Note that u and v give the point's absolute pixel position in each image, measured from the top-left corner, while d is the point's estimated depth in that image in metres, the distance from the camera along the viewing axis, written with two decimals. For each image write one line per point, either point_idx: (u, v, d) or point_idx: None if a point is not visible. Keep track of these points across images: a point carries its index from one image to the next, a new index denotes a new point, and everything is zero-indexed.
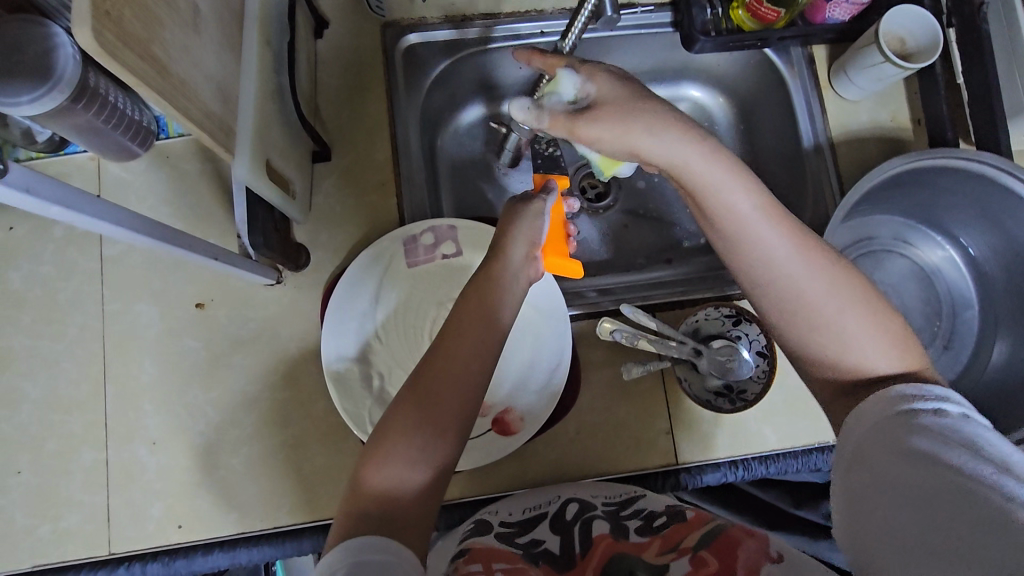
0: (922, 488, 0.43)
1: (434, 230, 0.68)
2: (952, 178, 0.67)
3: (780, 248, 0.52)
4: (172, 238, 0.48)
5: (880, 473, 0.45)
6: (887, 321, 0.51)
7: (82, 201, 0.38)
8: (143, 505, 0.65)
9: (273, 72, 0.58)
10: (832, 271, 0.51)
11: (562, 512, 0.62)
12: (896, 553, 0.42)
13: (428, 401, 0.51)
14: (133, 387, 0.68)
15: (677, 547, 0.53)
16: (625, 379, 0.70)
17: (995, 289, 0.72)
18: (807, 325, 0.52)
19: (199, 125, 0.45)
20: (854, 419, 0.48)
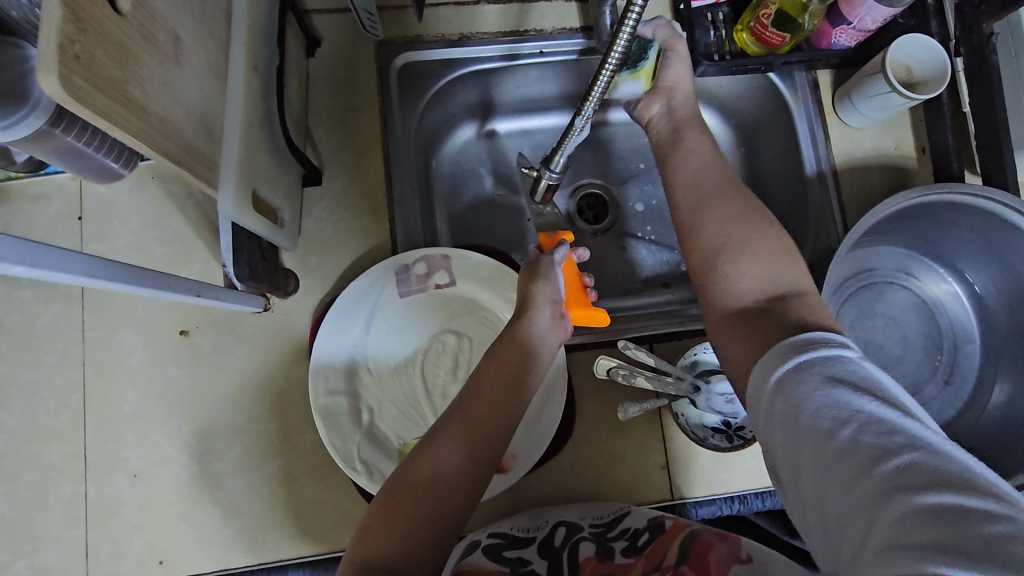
0: (848, 451, 0.39)
1: (427, 260, 0.66)
2: (960, 214, 0.65)
3: (692, 195, 0.60)
4: (148, 280, 0.46)
5: (798, 436, 0.42)
6: (789, 266, 0.54)
7: (49, 256, 0.37)
8: (123, 540, 0.63)
9: (261, 98, 0.55)
10: (736, 206, 0.57)
11: (550, 537, 0.61)
12: (839, 526, 0.38)
13: (455, 434, 0.54)
14: (114, 416, 0.66)
15: (659, 566, 0.53)
16: (621, 419, 0.68)
17: (998, 324, 0.71)
18: (737, 249, 0.55)
19: (180, 163, 0.43)
20: (757, 397, 0.46)
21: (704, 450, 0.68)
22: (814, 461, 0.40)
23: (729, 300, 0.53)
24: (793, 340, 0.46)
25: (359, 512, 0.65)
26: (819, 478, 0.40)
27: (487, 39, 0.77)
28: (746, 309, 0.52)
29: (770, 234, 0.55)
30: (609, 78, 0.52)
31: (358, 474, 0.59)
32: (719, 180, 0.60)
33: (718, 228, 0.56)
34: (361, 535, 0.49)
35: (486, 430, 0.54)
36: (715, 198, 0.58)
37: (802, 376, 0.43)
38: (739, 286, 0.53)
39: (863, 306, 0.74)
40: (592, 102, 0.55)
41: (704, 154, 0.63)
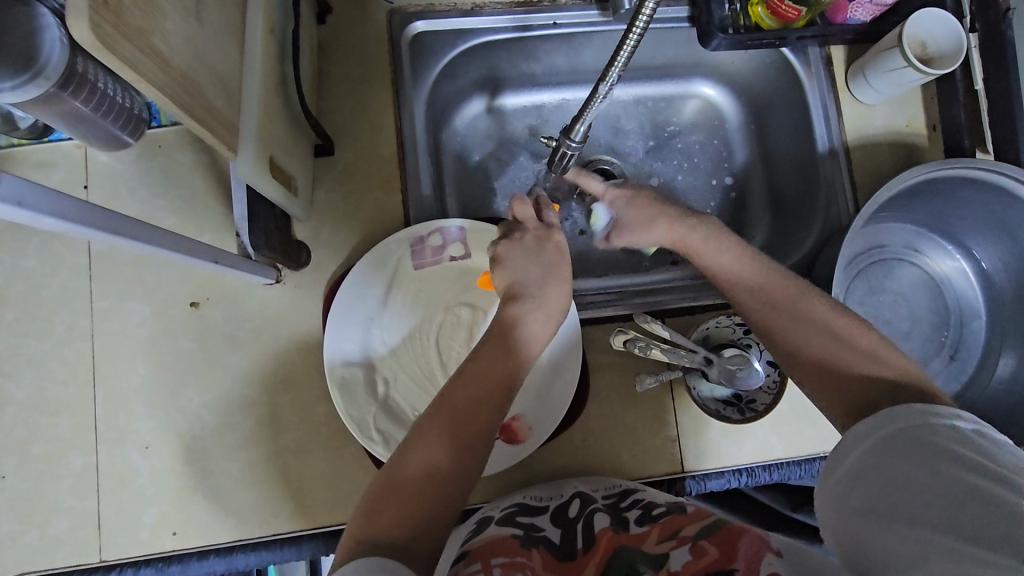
0: (920, 480, 0.43)
1: (443, 232, 0.65)
2: (971, 189, 0.66)
3: (752, 308, 0.58)
4: (165, 242, 0.46)
5: (885, 473, 0.45)
6: (882, 344, 0.54)
7: (74, 210, 0.36)
8: (136, 511, 0.63)
9: (277, 62, 0.54)
10: (794, 306, 0.57)
11: (564, 508, 0.61)
12: (891, 543, 0.42)
13: (455, 425, 0.52)
14: (124, 388, 0.65)
15: (676, 535, 0.52)
16: (639, 390, 0.69)
17: (1004, 301, 0.71)
18: (831, 340, 0.54)
19: (202, 123, 0.42)
20: (865, 427, 0.48)
21: (714, 423, 0.69)
22: (879, 480, 0.45)
23: (863, 372, 0.52)
24: (924, 408, 0.46)
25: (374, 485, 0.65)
26: (885, 528, 0.43)
27: (500, 10, 0.75)
28: (879, 383, 0.51)
29: (863, 323, 0.55)
30: (630, 50, 0.52)
31: (375, 444, 0.60)
32: (786, 280, 0.59)
33: (835, 321, 0.55)
34: (360, 519, 0.48)
35: (479, 422, 0.53)
36: (796, 300, 0.57)
37: (957, 426, 0.45)
38: (847, 380, 0.52)
39: (873, 283, 0.75)
40: (614, 75, 0.54)
41: (736, 247, 0.62)
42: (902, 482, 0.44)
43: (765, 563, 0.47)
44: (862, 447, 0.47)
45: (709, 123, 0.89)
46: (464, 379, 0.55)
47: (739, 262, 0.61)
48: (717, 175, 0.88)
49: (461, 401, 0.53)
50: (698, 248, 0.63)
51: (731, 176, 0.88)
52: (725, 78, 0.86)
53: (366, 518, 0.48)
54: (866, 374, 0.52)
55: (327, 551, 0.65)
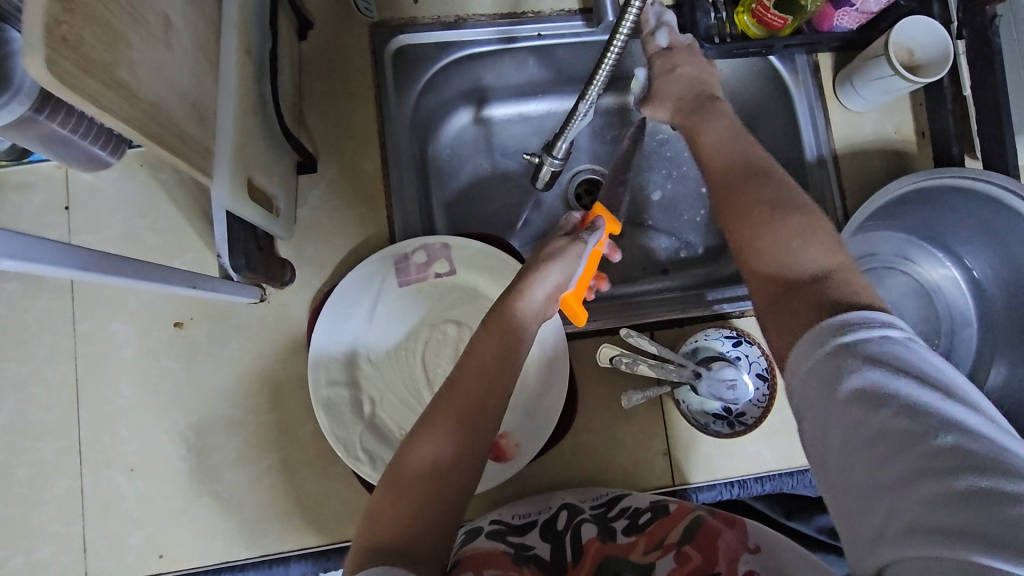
0: (884, 429, 0.38)
1: (427, 248, 0.64)
2: (960, 198, 0.65)
3: (715, 168, 0.58)
4: (141, 273, 0.46)
5: (848, 426, 0.39)
6: (832, 245, 0.49)
7: (40, 249, 0.36)
8: (122, 535, 0.63)
9: (254, 82, 0.53)
10: (745, 203, 0.53)
11: (553, 521, 0.61)
12: (880, 516, 0.36)
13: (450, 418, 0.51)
14: (109, 411, 0.64)
15: (661, 544, 0.55)
16: (625, 407, 0.68)
17: (996, 309, 0.71)
18: (769, 216, 0.52)
19: (174, 150, 0.42)
20: (803, 352, 0.43)
21: (704, 436, 0.69)
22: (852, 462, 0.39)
23: (793, 264, 0.49)
24: (842, 322, 0.42)
25: (362, 504, 0.65)
26: (866, 495, 0.37)
27: (484, 22, 0.75)
28: (800, 280, 0.48)
29: (807, 212, 0.51)
30: (612, 62, 0.51)
31: (362, 464, 0.59)
32: (745, 162, 0.56)
33: (784, 212, 0.51)
34: (366, 526, 0.47)
35: (482, 411, 0.51)
36: (746, 182, 0.54)
37: (890, 346, 0.40)
38: (772, 276, 0.50)
39: None
40: (598, 86, 0.53)
41: (720, 128, 0.61)
42: (866, 437, 0.38)
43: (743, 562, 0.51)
44: (818, 392, 0.41)
45: None
46: (464, 367, 0.53)
47: (721, 145, 0.59)
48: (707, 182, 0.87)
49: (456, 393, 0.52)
50: (706, 146, 0.60)
51: None
52: None
53: (370, 525, 0.47)
54: (794, 276, 0.48)
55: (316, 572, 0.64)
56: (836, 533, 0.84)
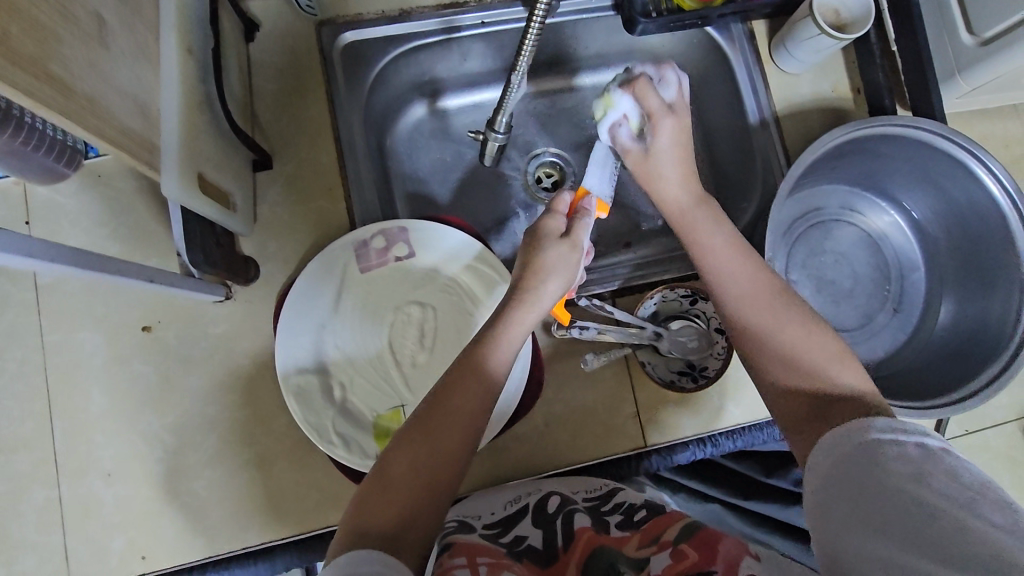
0: (905, 496, 0.44)
1: (385, 233, 0.66)
2: (893, 145, 0.68)
3: (753, 317, 0.58)
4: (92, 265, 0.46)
5: (877, 476, 0.46)
6: (858, 368, 0.55)
7: None
8: (104, 540, 0.63)
9: (199, 80, 0.55)
10: (757, 284, 0.59)
11: (543, 504, 0.62)
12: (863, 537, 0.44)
13: (434, 417, 0.52)
14: (82, 419, 0.65)
15: (656, 540, 0.54)
16: (586, 369, 0.70)
17: (941, 250, 0.74)
18: (799, 332, 0.57)
19: (117, 144, 0.43)
20: (827, 447, 0.49)
21: (672, 395, 0.71)
22: (853, 510, 0.46)
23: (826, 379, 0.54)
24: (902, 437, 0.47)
25: (341, 489, 0.66)
26: (860, 520, 0.45)
27: (427, 14, 0.77)
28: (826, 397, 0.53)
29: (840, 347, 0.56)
30: (534, 39, 0.54)
31: (336, 447, 0.61)
32: (767, 281, 0.59)
33: (819, 353, 0.56)
34: (353, 510, 0.49)
35: (467, 414, 0.52)
36: (777, 308, 0.58)
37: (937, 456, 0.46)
38: (801, 398, 0.54)
39: (813, 245, 0.77)
40: (525, 60, 0.55)
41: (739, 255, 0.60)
42: (891, 494, 0.44)
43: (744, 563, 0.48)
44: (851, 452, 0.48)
45: None
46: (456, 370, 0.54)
47: (726, 255, 0.61)
48: None
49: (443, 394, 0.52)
50: (699, 218, 0.64)
51: None
52: None
53: (357, 510, 0.49)
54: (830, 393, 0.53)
55: (301, 562, 0.65)
56: None
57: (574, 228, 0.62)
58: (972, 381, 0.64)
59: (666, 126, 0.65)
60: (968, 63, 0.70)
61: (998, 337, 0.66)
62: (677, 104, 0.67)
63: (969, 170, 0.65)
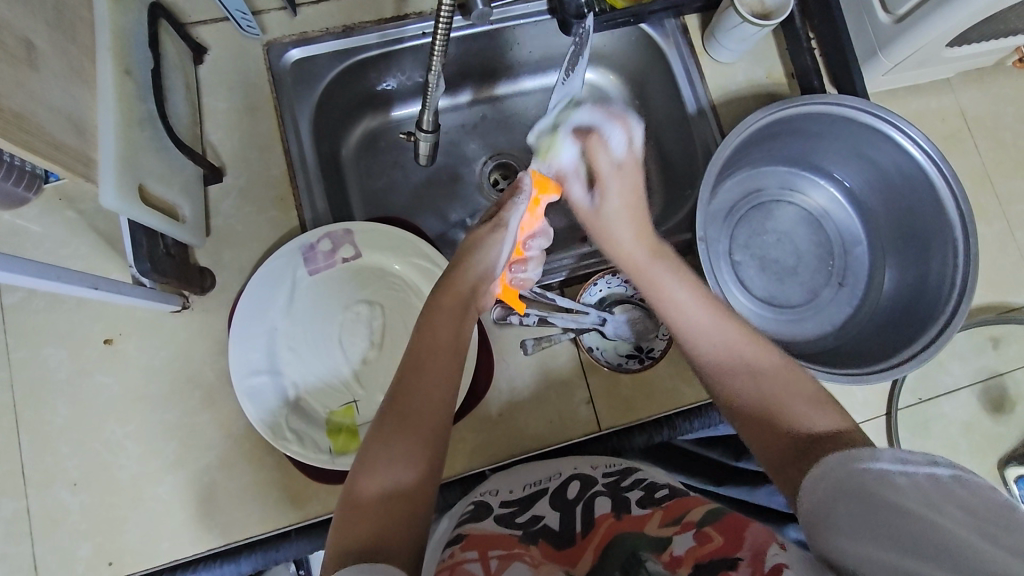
0: (907, 516, 0.43)
1: (331, 236, 0.68)
2: (818, 122, 0.70)
3: (716, 358, 0.60)
4: (34, 270, 0.50)
5: (879, 492, 0.45)
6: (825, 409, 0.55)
7: None
8: (71, 548, 0.65)
9: (140, 99, 0.58)
10: (729, 335, 0.61)
11: (564, 488, 0.62)
12: (858, 540, 0.44)
13: (407, 415, 0.53)
14: (47, 430, 0.67)
15: (679, 521, 0.52)
16: (527, 355, 0.72)
17: (879, 220, 0.76)
18: (789, 402, 0.56)
19: (49, 157, 0.46)
20: (818, 475, 0.49)
21: (623, 377, 0.72)
22: (855, 520, 0.44)
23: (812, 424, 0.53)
24: (891, 455, 0.46)
25: (301, 487, 0.68)
26: (858, 523, 0.44)
27: (369, 28, 0.80)
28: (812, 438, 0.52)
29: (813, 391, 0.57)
30: (446, 35, 0.57)
31: (290, 443, 0.62)
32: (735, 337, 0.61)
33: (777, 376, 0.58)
34: (339, 526, 0.48)
35: (436, 407, 0.55)
36: (755, 349, 0.59)
37: (939, 477, 0.45)
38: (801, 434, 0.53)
39: (756, 226, 0.78)
40: (439, 55, 0.59)
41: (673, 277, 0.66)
42: (894, 508, 0.43)
43: (770, 554, 0.46)
44: (840, 477, 0.47)
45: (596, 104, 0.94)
46: (416, 359, 0.57)
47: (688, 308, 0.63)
48: None
49: (410, 390, 0.55)
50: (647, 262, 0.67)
51: None
52: (602, 62, 0.92)
53: (344, 524, 0.48)
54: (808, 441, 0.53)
55: (264, 562, 0.66)
56: None
57: (503, 210, 0.68)
58: (909, 346, 0.65)
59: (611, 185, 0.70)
60: (887, 41, 0.73)
61: (934, 302, 0.67)
62: (629, 163, 0.70)
63: (891, 139, 0.68)
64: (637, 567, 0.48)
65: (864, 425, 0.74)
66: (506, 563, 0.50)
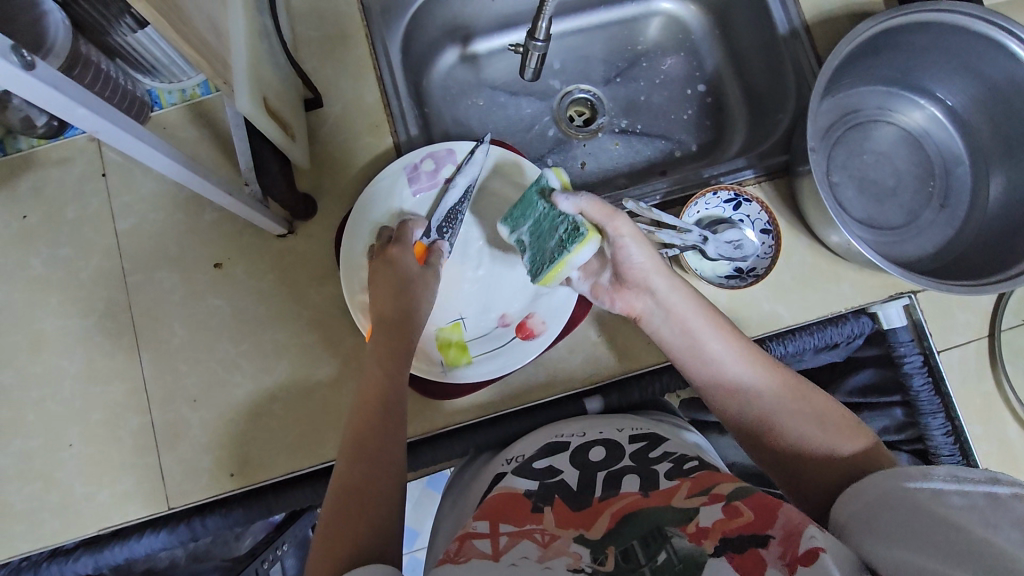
0: (945, 529, 0.43)
1: (433, 157, 0.70)
2: (928, 34, 0.69)
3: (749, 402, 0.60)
4: (195, 169, 0.49)
5: (918, 506, 0.45)
6: (847, 422, 0.58)
7: (110, 112, 0.38)
8: (194, 460, 0.68)
9: (256, 13, 0.59)
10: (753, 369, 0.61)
11: (587, 449, 0.62)
12: (889, 544, 0.45)
13: (375, 430, 0.56)
14: (165, 350, 0.69)
15: (708, 492, 0.52)
16: None
17: (984, 137, 0.74)
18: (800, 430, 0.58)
19: (200, 53, 0.47)
20: (848, 495, 0.51)
21: (721, 296, 0.72)
22: (893, 526, 0.45)
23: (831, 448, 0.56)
24: (940, 473, 0.47)
25: None
26: (897, 528, 0.45)
27: None
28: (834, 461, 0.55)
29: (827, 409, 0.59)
30: None
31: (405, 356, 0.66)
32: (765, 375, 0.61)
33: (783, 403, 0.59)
34: (325, 535, 0.51)
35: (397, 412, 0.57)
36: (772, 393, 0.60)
37: (992, 494, 0.44)
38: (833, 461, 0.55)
39: (853, 147, 0.77)
40: None
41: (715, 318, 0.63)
42: (932, 519, 0.44)
43: (807, 537, 0.45)
44: (864, 496, 0.50)
45: (674, 35, 0.93)
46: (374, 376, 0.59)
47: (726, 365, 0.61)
48: (691, 84, 0.92)
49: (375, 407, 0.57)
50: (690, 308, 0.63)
51: (704, 83, 0.91)
52: None
53: (330, 526, 0.51)
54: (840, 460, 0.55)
55: None
56: (866, 391, 0.79)
57: None
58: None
59: (629, 232, 0.62)
60: None
61: None
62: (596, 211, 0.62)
63: (1006, 48, 0.66)
64: (661, 541, 0.48)
65: (965, 346, 0.75)
66: (513, 542, 0.51)
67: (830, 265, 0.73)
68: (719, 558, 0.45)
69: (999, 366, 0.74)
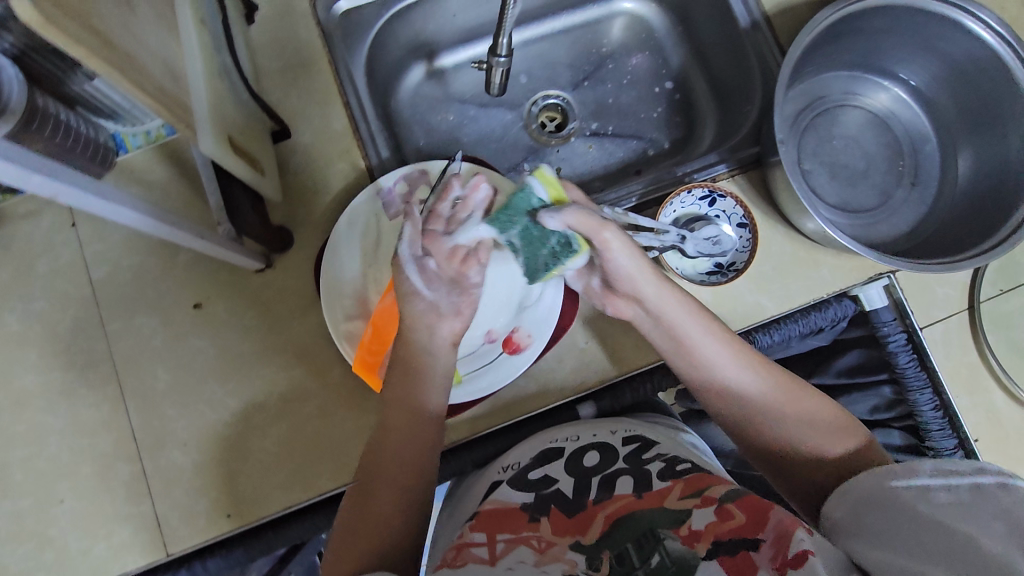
0: (930, 528, 0.46)
1: (406, 179, 0.69)
2: (885, 18, 0.69)
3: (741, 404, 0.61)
4: (163, 218, 0.49)
5: (906, 505, 0.48)
6: (841, 420, 0.59)
7: (69, 175, 0.38)
8: (190, 504, 0.67)
9: (213, 51, 0.58)
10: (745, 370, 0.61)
11: (581, 455, 0.62)
12: (879, 541, 0.48)
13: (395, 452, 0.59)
14: (152, 396, 0.69)
15: (700, 494, 0.52)
16: None
17: (949, 113, 0.75)
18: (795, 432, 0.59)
19: (159, 101, 0.46)
20: (839, 495, 0.53)
21: (703, 291, 0.73)
22: (883, 522, 0.49)
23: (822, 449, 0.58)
24: (926, 468, 0.49)
25: None
26: (887, 525, 0.48)
27: None
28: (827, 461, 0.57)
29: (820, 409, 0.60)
30: None
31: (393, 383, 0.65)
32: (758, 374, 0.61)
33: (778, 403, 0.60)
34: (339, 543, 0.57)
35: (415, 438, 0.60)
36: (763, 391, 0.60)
37: (975, 485, 0.46)
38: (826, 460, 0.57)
39: (822, 133, 0.78)
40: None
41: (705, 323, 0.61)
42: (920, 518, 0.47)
43: (796, 540, 0.46)
44: (853, 495, 0.52)
45: (637, 34, 0.93)
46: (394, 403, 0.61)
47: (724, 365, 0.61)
48: (658, 82, 0.92)
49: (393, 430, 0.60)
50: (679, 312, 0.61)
51: (671, 80, 0.92)
52: None
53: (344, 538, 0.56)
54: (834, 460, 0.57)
55: None
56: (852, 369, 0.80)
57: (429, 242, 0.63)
58: (997, 232, 0.66)
59: (617, 242, 0.57)
60: None
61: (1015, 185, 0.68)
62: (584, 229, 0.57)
63: (963, 26, 0.67)
64: (653, 544, 0.48)
65: (948, 320, 0.75)
66: (510, 547, 0.52)
67: (809, 252, 0.74)
68: (711, 560, 0.45)
69: (981, 337, 0.75)
